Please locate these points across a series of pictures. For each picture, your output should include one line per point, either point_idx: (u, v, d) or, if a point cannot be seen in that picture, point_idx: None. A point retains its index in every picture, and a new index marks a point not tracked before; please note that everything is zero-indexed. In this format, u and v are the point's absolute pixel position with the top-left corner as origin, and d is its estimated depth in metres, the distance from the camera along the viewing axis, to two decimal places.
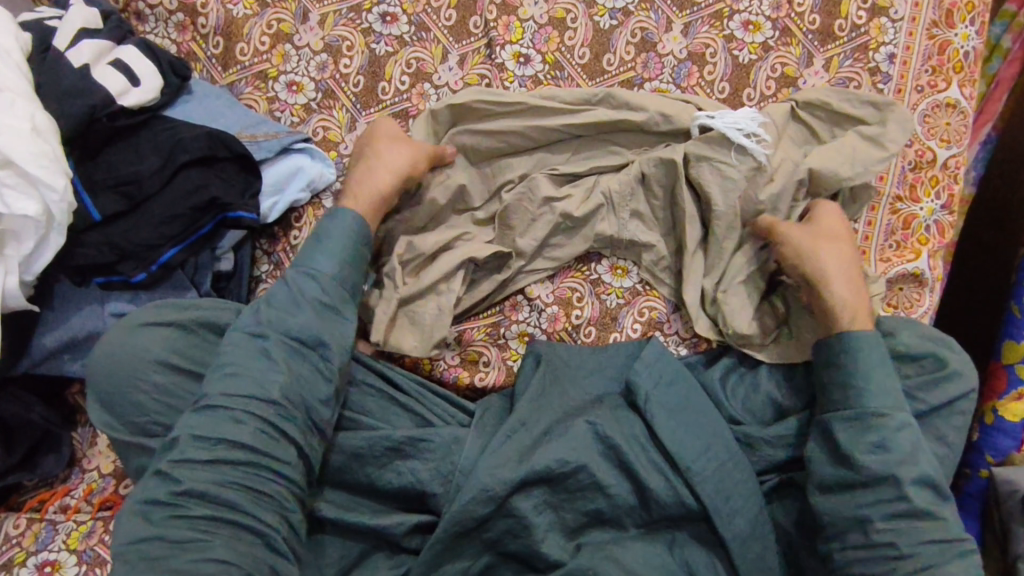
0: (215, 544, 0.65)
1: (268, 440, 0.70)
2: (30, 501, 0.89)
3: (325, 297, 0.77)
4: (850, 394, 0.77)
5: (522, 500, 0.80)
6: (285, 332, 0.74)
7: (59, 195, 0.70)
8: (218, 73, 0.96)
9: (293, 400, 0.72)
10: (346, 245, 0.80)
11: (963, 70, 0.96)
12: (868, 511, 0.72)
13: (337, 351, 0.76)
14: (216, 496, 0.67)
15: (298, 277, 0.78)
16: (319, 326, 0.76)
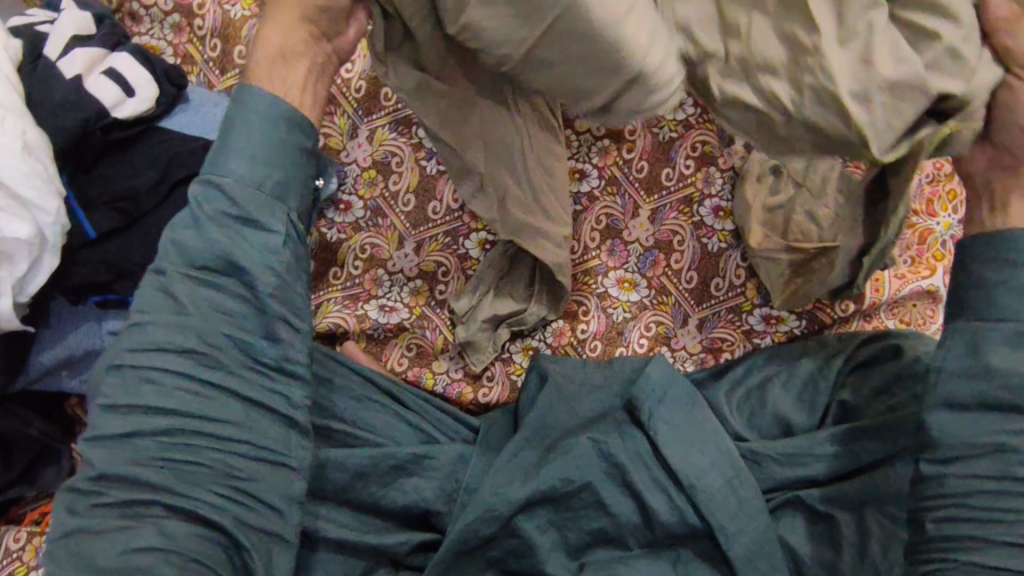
0: (145, 529, 0.62)
1: (187, 395, 0.65)
2: (31, 514, 0.89)
3: (238, 210, 0.67)
4: (1006, 303, 0.61)
5: (526, 520, 0.80)
6: (193, 265, 0.67)
7: (52, 217, 0.68)
8: (215, 76, 0.93)
9: (209, 344, 0.65)
10: (261, 146, 0.69)
11: None
12: (1016, 441, 0.59)
13: (258, 270, 0.67)
14: (137, 476, 0.63)
15: (211, 193, 0.68)
16: (229, 249, 0.66)
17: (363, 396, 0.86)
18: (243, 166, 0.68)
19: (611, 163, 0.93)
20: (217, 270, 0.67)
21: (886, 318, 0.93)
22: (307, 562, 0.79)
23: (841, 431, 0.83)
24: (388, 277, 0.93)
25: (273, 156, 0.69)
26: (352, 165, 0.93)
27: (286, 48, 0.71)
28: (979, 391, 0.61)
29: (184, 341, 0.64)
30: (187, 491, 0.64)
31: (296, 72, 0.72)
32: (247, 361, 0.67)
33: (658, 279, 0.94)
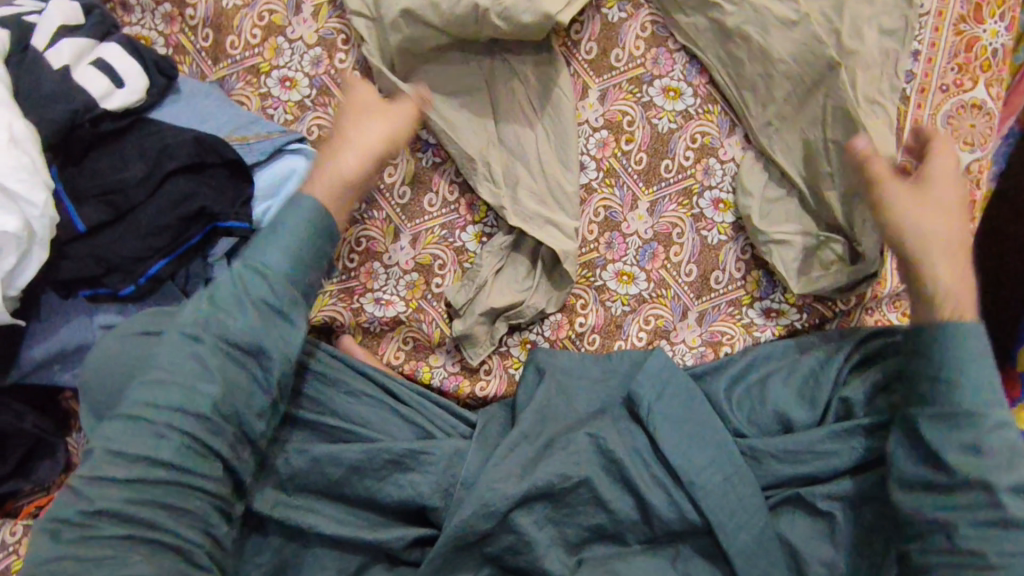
0: (129, 561, 0.60)
1: (192, 452, 0.64)
2: (28, 507, 0.89)
3: (275, 301, 0.70)
4: (937, 390, 0.71)
5: (523, 516, 0.79)
6: (221, 336, 0.67)
7: (40, 210, 0.67)
8: (208, 67, 0.92)
9: (224, 413, 0.66)
10: (303, 241, 0.73)
11: (991, 68, 0.90)
12: (957, 518, 0.66)
13: (278, 356, 0.70)
14: (135, 514, 0.61)
15: (243, 279, 0.70)
16: (260, 333, 0.69)
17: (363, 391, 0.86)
18: (281, 260, 0.71)
19: (610, 154, 0.92)
20: (239, 347, 0.68)
21: (887, 311, 0.93)
22: (302, 554, 0.80)
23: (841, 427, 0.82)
24: (385, 270, 0.91)
25: (306, 248, 0.73)
26: None
27: (350, 171, 0.79)
28: (918, 468, 0.70)
29: (202, 405, 0.65)
30: (180, 531, 0.63)
31: (346, 184, 0.78)
32: (241, 438, 0.68)
33: (659, 271, 0.92)
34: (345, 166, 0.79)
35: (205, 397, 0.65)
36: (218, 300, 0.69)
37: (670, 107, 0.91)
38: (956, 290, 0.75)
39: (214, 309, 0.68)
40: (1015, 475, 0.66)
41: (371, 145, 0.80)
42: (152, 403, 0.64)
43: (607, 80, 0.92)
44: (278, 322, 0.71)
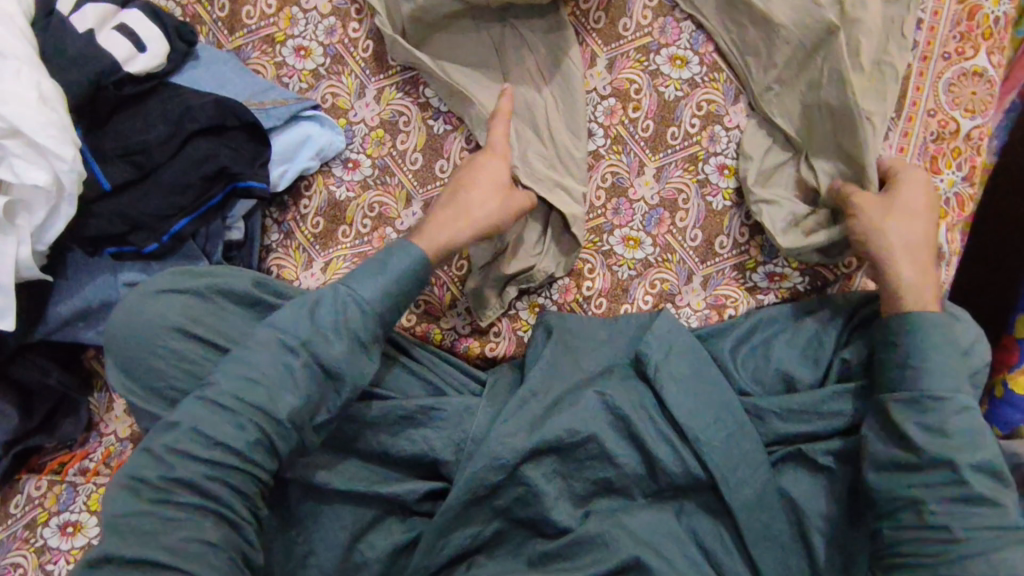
0: (200, 525, 0.65)
1: (265, 446, 0.69)
2: (51, 463, 0.92)
3: (358, 339, 0.73)
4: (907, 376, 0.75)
5: (532, 469, 0.81)
6: (312, 353, 0.71)
7: (68, 164, 0.70)
8: (224, 37, 0.94)
9: (296, 421, 0.70)
10: (395, 286, 0.76)
11: (992, 37, 0.91)
12: (925, 494, 0.70)
13: (350, 385, 0.73)
14: (211, 490, 0.66)
15: (340, 302, 0.73)
16: (348, 362, 0.72)
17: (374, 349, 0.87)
18: (376, 297, 0.75)
19: (617, 121, 0.94)
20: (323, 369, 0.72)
21: None
22: (319, 507, 0.82)
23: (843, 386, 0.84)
24: (395, 236, 0.90)
25: (400, 295, 0.77)
26: (360, 125, 0.92)
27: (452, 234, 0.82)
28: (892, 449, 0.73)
29: (280, 413, 0.69)
30: (244, 512, 0.68)
31: (446, 240, 0.81)
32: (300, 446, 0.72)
33: (664, 237, 0.94)
34: (441, 230, 0.81)
35: (283, 405, 0.69)
36: (310, 322, 0.72)
37: (676, 76, 0.93)
38: (919, 292, 0.78)
39: (306, 329, 0.72)
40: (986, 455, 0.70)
41: (470, 211, 0.82)
42: (230, 391, 0.69)
43: (615, 50, 0.94)
44: (362, 355, 0.74)
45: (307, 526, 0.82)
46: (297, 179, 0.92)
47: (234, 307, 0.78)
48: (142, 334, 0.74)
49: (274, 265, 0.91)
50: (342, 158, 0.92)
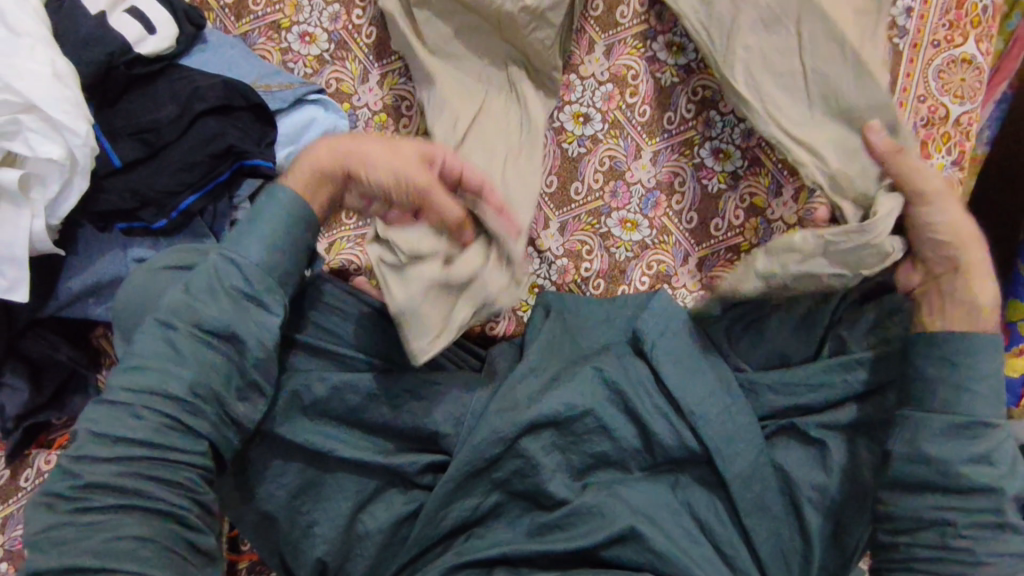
0: (124, 524, 0.61)
1: (171, 432, 0.65)
2: (59, 440, 0.94)
3: (245, 287, 0.69)
4: (956, 399, 0.71)
5: (531, 442, 0.83)
6: (195, 323, 0.67)
7: (81, 139, 0.73)
8: (231, 23, 0.97)
9: (201, 397, 0.66)
10: (283, 231, 0.72)
11: (980, 26, 0.93)
12: (957, 517, 0.68)
13: (254, 345, 0.68)
14: (131, 486, 0.62)
15: (221, 266, 0.69)
16: (233, 322, 0.68)
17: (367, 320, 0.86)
18: (257, 253, 0.70)
19: (615, 107, 0.96)
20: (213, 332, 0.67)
21: None
22: (322, 477, 0.83)
23: (840, 361, 0.84)
24: None
25: (285, 240, 0.72)
26: (364, 109, 0.95)
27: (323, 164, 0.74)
28: (924, 471, 0.70)
29: (174, 389, 0.65)
30: (178, 501, 0.64)
31: (314, 174, 0.74)
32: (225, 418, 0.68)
33: (660, 220, 0.96)
34: (309, 160, 0.75)
35: (179, 380, 0.65)
36: (194, 289, 0.69)
37: (672, 62, 0.95)
38: (988, 304, 0.74)
39: (186, 297, 0.68)
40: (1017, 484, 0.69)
41: (354, 157, 0.73)
42: (135, 387, 0.65)
43: (612, 37, 0.96)
44: (251, 311, 0.69)
45: (309, 500, 0.83)
46: None
47: None
48: (140, 299, 0.71)
49: None
50: None
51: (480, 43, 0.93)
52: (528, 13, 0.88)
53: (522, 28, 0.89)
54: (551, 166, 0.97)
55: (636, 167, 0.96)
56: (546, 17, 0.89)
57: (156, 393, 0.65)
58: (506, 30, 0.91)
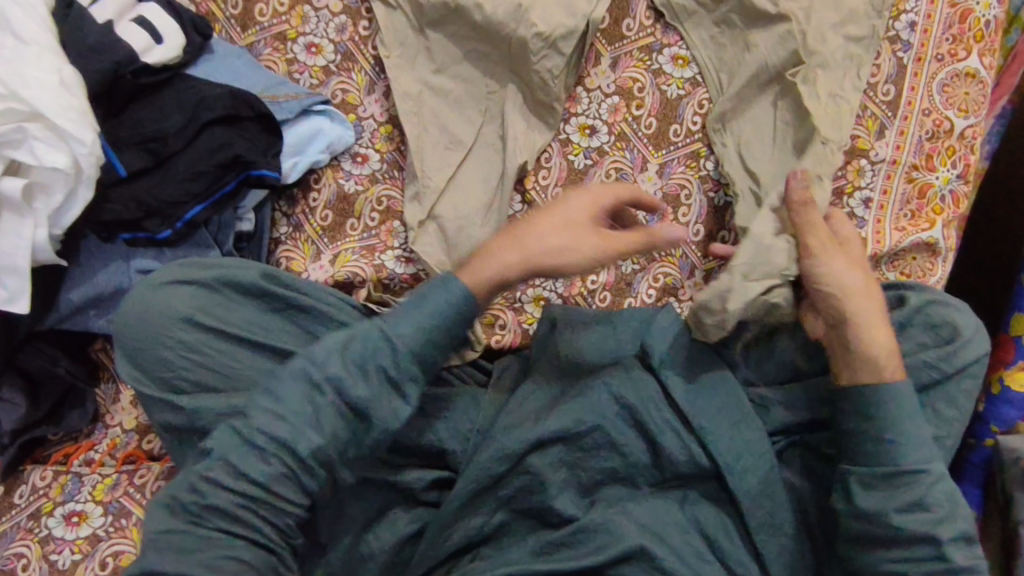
0: (228, 547, 0.65)
1: (288, 484, 0.68)
2: (55, 455, 0.92)
3: (391, 369, 0.71)
4: (880, 449, 0.74)
5: (539, 458, 0.83)
6: (339, 391, 0.69)
7: (87, 149, 0.72)
8: (237, 34, 0.96)
9: (321, 461, 0.68)
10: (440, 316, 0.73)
11: (983, 39, 0.94)
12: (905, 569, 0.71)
13: (381, 426, 0.70)
14: (237, 516, 0.66)
15: (377, 343, 0.71)
16: (376, 401, 0.70)
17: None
18: (416, 339, 0.71)
19: (621, 119, 0.95)
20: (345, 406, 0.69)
21: (886, 270, 0.94)
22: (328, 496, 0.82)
23: None
24: (404, 229, 0.93)
25: (449, 327, 0.73)
26: (369, 120, 0.94)
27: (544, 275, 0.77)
28: (862, 522, 0.73)
29: (303, 450, 0.67)
30: (272, 536, 0.68)
31: (494, 286, 0.77)
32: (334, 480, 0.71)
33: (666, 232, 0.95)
34: (494, 266, 0.77)
35: (308, 442, 0.68)
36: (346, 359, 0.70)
37: (678, 75, 0.96)
38: (881, 360, 0.76)
39: (341, 365, 0.70)
40: (959, 525, 0.72)
41: (555, 252, 0.77)
42: (260, 426, 0.68)
43: (619, 49, 0.96)
44: (396, 397, 0.71)
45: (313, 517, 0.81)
46: (306, 173, 0.93)
47: (241, 299, 0.78)
48: (144, 320, 0.74)
49: (285, 256, 0.92)
50: (351, 153, 0.93)
51: (492, 58, 0.93)
52: (541, 39, 0.89)
53: (533, 56, 0.89)
54: (557, 178, 0.94)
55: (644, 178, 0.95)
56: (558, 46, 0.89)
57: (289, 446, 0.67)
58: (515, 61, 0.92)
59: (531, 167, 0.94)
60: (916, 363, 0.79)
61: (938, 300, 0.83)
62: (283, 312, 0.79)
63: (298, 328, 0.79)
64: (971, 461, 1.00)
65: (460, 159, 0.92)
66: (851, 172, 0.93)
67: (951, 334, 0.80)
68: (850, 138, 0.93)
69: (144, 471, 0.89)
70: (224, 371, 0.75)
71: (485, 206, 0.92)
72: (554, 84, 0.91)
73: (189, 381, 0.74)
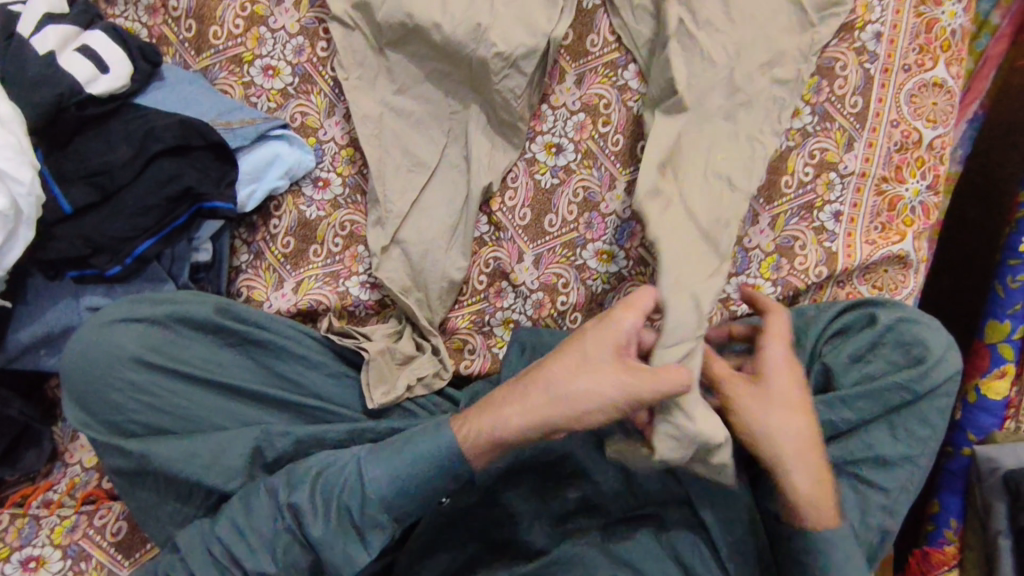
0: None
1: None
2: (13, 496, 0.89)
3: (354, 517, 0.71)
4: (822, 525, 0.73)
5: (508, 488, 0.81)
6: (300, 524, 0.72)
7: (26, 188, 0.74)
8: (192, 57, 0.94)
9: None
10: (416, 474, 0.72)
11: (950, 49, 0.93)
12: None
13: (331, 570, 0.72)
14: None
15: (348, 486, 0.72)
16: (327, 541, 0.71)
17: (327, 368, 0.83)
18: (388, 485, 0.71)
19: (587, 137, 0.93)
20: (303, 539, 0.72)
21: (858, 284, 0.93)
22: None
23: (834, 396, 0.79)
24: (367, 254, 0.90)
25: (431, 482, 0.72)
26: (329, 143, 0.92)
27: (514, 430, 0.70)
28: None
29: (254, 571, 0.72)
30: None
31: (523, 439, 0.71)
32: None
33: (636, 251, 0.92)
34: (503, 425, 0.70)
35: (260, 562, 0.72)
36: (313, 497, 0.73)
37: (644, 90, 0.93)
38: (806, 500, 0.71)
39: (308, 497, 0.73)
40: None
41: (566, 413, 0.69)
42: (221, 538, 0.73)
43: (583, 66, 0.94)
44: (353, 540, 0.72)
45: None
46: (266, 200, 0.91)
47: (192, 334, 0.78)
48: (91, 361, 0.75)
49: (245, 285, 0.90)
50: (311, 177, 0.91)
51: (454, 75, 0.90)
52: (501, 59, 0.87)
53: (493, 76, 0.87)
54: (523, 199, 0.92)
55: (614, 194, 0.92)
56: (519, 66, 0.87)
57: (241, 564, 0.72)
58: (477, 81, 0.89)
59: (497, 187, 0.92)
60: (890, 385, 0.78)
61: (914, 317, 0.82)
62: (238, 346, 0.80)
63: (253, 360, 0.81)
64: (948, 470, 0.98)
65: (422, 181, 0.90)
66: (821, 186, 0.91)
67: (922, 352, 0.79)
68: (818, 151, 0.91)
69: (104, 511, 0.86)
70: (176, 410, 0.76)
71: (450, 230, 0.89)
72: (517, 102, 0.89)
73: (139, 423, 0.76)
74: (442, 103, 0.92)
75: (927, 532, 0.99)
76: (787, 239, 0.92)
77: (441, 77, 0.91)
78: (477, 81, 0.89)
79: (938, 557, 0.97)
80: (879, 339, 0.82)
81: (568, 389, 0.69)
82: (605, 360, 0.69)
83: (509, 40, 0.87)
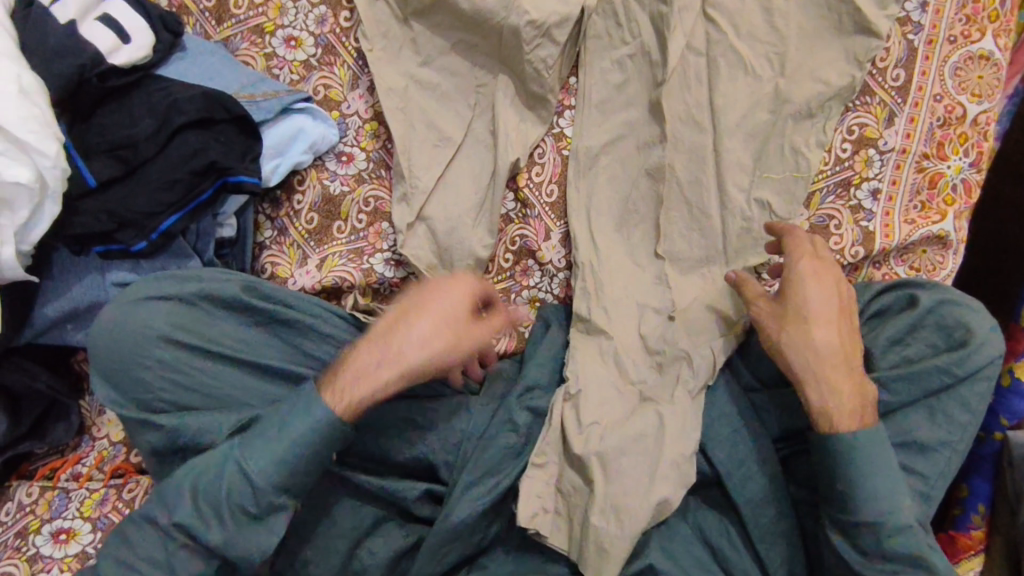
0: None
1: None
2: (42, 469, 0.90)
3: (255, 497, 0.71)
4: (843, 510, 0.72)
5: (535, 472, 0.80)
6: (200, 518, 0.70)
7: (51, 161, 0.72)
8: (212, 28, 0.92)
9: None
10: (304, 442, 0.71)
11: (999, 19, 0.89)
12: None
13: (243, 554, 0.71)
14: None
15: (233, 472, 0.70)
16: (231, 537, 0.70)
17: None
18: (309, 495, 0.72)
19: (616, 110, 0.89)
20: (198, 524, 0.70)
21: (895, 264, 0.90)
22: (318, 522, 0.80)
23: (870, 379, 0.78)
24: (393, 231, 0.88)
25: None
26: (353, 117, 0.89)
27: (378, 375, 0.73)
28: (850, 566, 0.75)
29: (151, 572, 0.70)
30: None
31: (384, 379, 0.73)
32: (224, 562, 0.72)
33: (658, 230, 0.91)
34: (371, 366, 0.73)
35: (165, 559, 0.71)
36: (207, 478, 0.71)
37: None
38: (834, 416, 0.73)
39: (197, 499, 0.70)
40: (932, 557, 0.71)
41: (421, 350, 0.74)
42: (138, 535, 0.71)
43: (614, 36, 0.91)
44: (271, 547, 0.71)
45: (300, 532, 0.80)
46: (289, 174, 0.89)
47: (223, 312, 0.78)
48: (119, 339, 0.75)
49: (269, 262, 0.89)
50: (335, 152, 0.89)
51: (481, 46, 0.88)
52: (534, 28, 0.84)
53: (525, 45, 0.84)
54: (551, 175, 0.90)
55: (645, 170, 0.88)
56: (551, 35, 0.85)
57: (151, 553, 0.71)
58: (505, 52, 0.87)
59: (524, 162, 0.89)
60: (928, 368, 0.77)
61: (954, 300, 0.80)
62: (266, 324, 0.79)
63: (280, 338, 0.80)
64: (978, 455, 0.94)
65: (448, 156, 0.88)
66: (859, 163, 0.88)
67: (964, 335, 0.77)
68: (857, 126, 0.88)
69: (133, 485, 0.86)
70: (206, 389, 0.76)
71: (477, 206, 0.87)
72: (549, 74, 0.86)
73: (167, 400, 0.76)
74: (468, 76, 0.89)
75: (955, 516, 0.96)
76: (823, 218, 0.89)
77: (468, 49, 0.88)
78: (505, 52, 0.87)
79: (964, 541, 0.95)
80: (919, 321, 0.80)
81: (418, 338, 0.74)
82: (445, 312, 0.75)
83: (540, 8, 0.84)
